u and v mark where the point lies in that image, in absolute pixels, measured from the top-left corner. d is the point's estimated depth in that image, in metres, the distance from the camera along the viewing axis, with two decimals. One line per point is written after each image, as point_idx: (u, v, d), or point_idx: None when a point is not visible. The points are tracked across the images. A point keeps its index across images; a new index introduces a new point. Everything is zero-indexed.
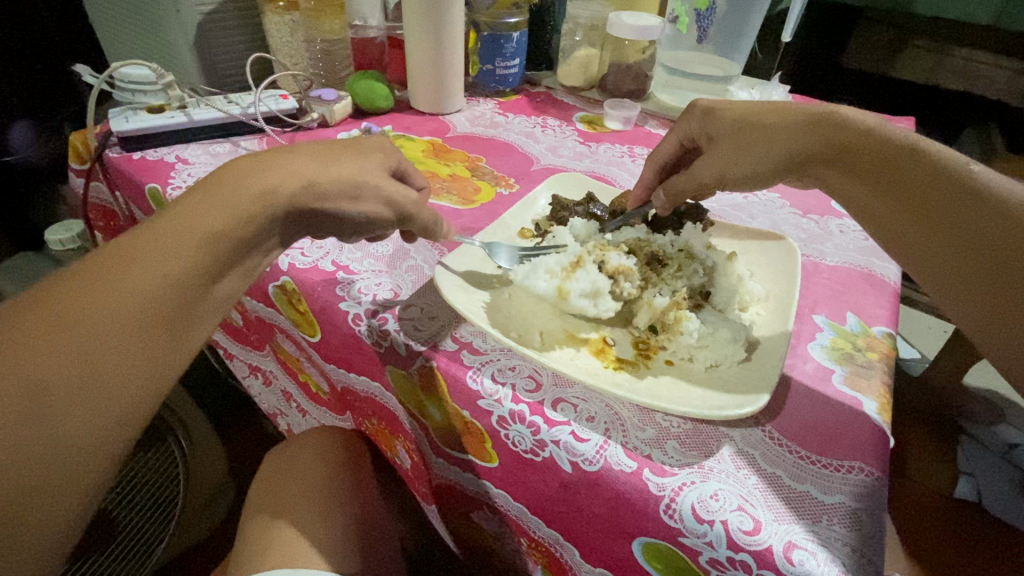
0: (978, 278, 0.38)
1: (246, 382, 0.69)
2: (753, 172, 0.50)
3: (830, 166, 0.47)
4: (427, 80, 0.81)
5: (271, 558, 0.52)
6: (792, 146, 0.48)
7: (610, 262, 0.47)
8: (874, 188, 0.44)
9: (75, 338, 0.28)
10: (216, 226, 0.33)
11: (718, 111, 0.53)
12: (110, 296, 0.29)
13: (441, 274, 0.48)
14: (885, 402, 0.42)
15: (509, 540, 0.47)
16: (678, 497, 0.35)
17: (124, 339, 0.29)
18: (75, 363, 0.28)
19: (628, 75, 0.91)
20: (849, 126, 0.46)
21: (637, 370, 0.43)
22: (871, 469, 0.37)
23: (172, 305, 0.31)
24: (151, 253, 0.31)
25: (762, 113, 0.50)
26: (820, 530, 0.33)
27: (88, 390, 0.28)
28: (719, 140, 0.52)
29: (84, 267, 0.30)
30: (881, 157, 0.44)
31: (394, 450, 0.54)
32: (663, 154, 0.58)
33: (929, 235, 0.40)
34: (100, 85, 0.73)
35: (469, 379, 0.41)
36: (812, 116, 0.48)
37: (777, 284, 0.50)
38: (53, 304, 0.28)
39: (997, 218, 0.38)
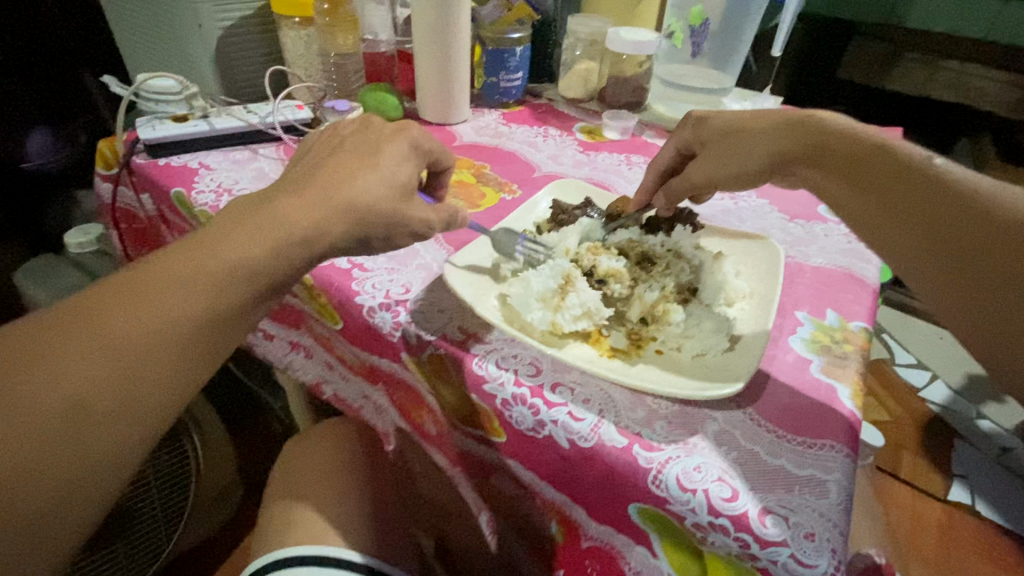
0: (937, 260, 0.41)
1: (287, 361, 0.65)
2: (737, 172, 0.55)
3: (808, 164, 0.51)
4: (435, 92, 0.86)
5: (294, 536, 0.57)
6: (774, 147, 0.52)
7: (601, 266, 0.51)
8: (848, 181, 0.48)
9: (117, 357, 0.34)
10: (245, 263, 0.38)
11: (710, 119, 0.58)
12: (143, 321, 0.35)
13: (450, 271, 0.52)
14: (858, 389, 0.46)
15: (527, 502, 0.50)
16: (664, 469, 0.38)
17: (153, 359, 0.35)
18: (117, 379, 0.34)
19: (626, 88, 0.95)
20: (827, 130, 0.50)
21: (629, 358, 0.47)
22: (841, 446, 0.40)
23: (198, 336, 0.37)
24: (177, 284, 0.36)
25: (747, 121, 0.55)
26: (792, 498, 0.37)
27: (122, 403, 0.34)
28: (710, 144, 0.57)
29: (128, 287, 0.36)
30: (853, 155, 0.48)
31: (420, 424, 0.56)
32: (662, 160, 0.62)
33: (895, 222, 0.44)
34: (127, 95, 0.77)
35: (475, 364, 0.46)
36: (792, 122, 0.52)
37: (760, 283, 0.54)
38: (96, 319, 0.34)
39: (955, 204, 0.41)
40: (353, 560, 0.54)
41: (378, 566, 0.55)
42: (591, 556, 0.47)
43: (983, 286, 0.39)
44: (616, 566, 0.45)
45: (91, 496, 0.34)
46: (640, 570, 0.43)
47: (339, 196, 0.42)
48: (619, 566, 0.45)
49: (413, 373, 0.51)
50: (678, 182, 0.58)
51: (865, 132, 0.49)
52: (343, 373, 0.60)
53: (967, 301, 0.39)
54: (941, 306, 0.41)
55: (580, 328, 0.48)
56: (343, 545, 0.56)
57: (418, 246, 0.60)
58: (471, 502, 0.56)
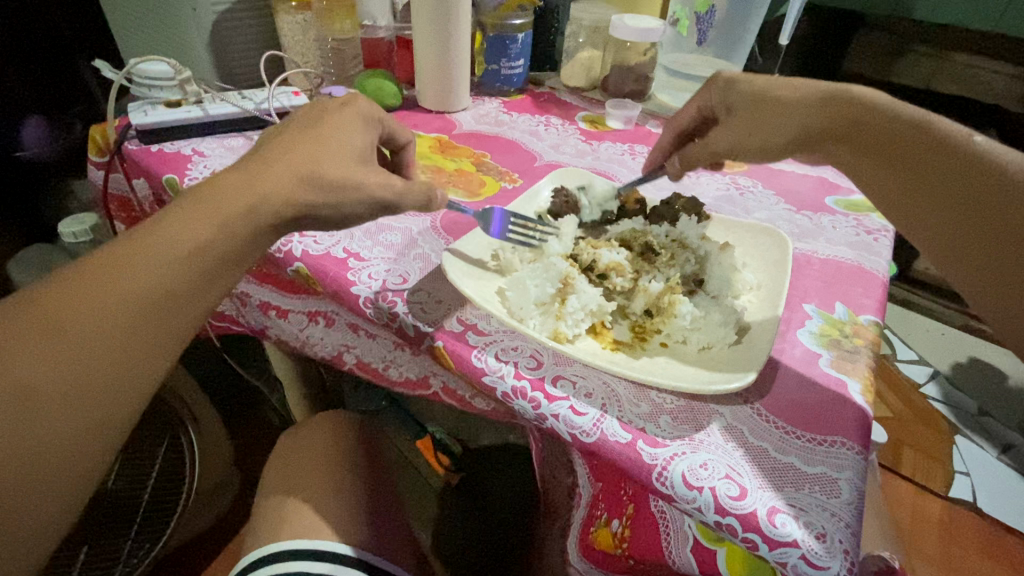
0: (980, 249, 0.41)
1: (305, 337, 0.59)
2: (764, 146, 0.52)
3: (842, 143, 0.49)
4: (435, 79, 0.84)
5: (285, 530, 0.56)
6: (807, 121, 0.49)
7: (602, 260, 0.50)
8: (884, 162, 0.46)
9: (64, 339, 0.34)
10: (194, 243, 0.37)
11: (738, 83, 0.54)
12: (93, 307, 0.34)
13: (449, 259, 0.50)
14: (869, 383, 0.45)
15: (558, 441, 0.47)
16: (669, 466, 0.37)
17: (104, 344, 0.34)
18: (67, 357, 0.33)
19: (630, 77, 0.93)
20: (863, 104, 0.48)
21: (633, 351, 0.46)
22: (852, 443, 0.39)
23: (149, 316, 0.36)
24: (131, 267, 0.36)
25: (781, 88, 0.51)
26: (802, 497, 0.35)
27: (72, 384, 0.33)
28: (734, 112, 0.54)
29: (75, 274, 0.36)
30: (891, 132, 0.46)
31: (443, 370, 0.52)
32: (680, 125, 0.61)
33: (935, 208, 0.43)
34: (118, 79, 0.75)
35: (473, 357, 0.44)
36: (827, 95, 0.49)
37: (767, 275, 0.53)
38: (48, 306, 0.34)
39: (997, 192, 0.41)
40: (345, 554, 0.53)
41: (370, 559, 0.54)
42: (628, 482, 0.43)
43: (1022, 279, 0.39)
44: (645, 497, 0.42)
45: (59, 496, 0.34)
46: (664, 511, 0.42)
47: (338, 187, 0.42)
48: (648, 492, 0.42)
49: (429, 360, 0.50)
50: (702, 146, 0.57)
51: (904, 107, 0.47)
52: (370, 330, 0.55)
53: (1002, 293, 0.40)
54: (967, 301, 0.41)
55: (582, 323, 0.46)
56: (333, 537, 0.55)
57: (416, 236, 0.58)
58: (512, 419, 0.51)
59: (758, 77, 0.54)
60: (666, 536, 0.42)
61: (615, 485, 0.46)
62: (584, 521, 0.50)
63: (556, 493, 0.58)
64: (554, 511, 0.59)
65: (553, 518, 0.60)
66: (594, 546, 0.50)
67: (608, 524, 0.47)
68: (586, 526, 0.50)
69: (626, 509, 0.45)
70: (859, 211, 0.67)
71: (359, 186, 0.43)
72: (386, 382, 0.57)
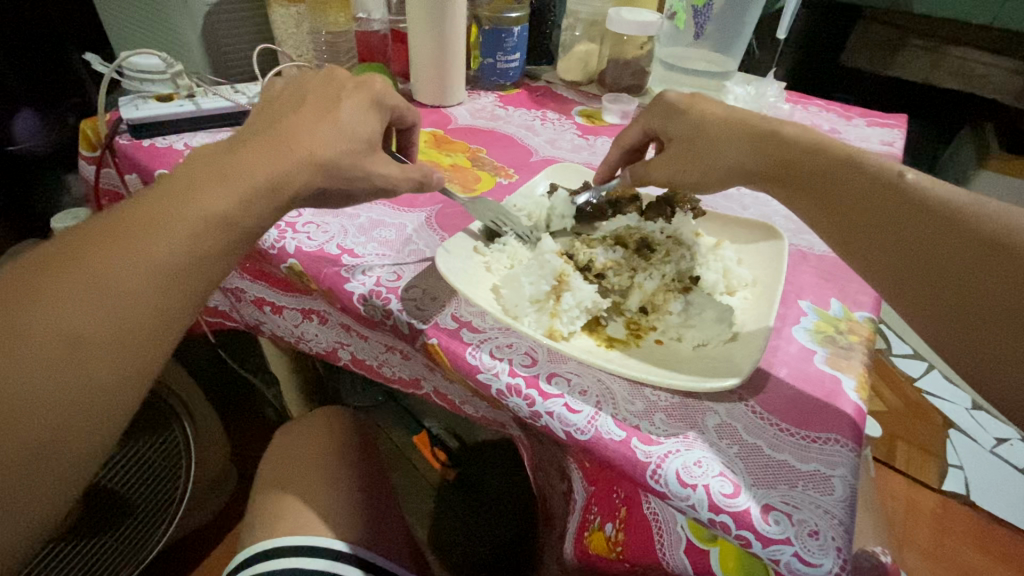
0: (903, 282, 0.40)
1: (300, 332, 0.59)
2: (701, 181, 0.53)
3: (773, 179, 0.49)
4: (430, 73, 0.83)
5: (283, 527, 0.56)
6: (738, 159, 0.50)
7: (598, 259, 0.50)
8: (819, 199, 0.46)
9: (114, 297, 0.33)
10: (226, 206, 0.37)
11: (678, 113, 0.55)
12: (139, 265, 0.34)
13: (444, 257, 0.50)
14: (864, 380, 0.45)
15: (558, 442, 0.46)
16: (664, 464, 0.37)
17: (153, 304, 0.34)
18: (109, 317, 0.33)
19: (626, 71, 0.93)
20: (794, 142, 0.48)
21: (627, 348, 0.46)
22: (846, 440, 0.39)
23: (177, 281, 0.35)
24: (171, 229, 0.35)
25: (713, 125, 0.52)
26: (795, 494, 0.35)
27: (119, 334, 0.33)
28: (676, 142, 0.55)
29: (111, 230, 0.35)
30: (819, 168, 0.46)
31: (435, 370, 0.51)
32: (628, 142, 0.60)
33: (872, 241, 0.42)
34: (109, 73, 0.74)
35: (468, 354, 0.44)
36: (758, 135, 0.50)
37: (764, 271, 0.52)
38: (94, 263, 0.33)
39: (918, 225, 0.40)
40: (343, 550, 0.53)
41: (369, 556, 0.54)
42: (620, 485, 0.44)
43: (968, 310, 0.37)
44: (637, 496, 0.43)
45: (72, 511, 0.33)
46: (657, 512, 0.42)
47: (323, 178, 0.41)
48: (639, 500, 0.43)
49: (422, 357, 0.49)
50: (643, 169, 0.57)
51: (833, 143, 0.48)
52: (362, 331, 0.55)
53: (948, 323, 0.38)
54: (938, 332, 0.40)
55: (577, 319, 0.46)
56: (333, 535, 0.55)
57: (410, 232, 0.58)
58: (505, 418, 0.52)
59: (695, 108, 0.54)
60: (659, 539, 0.42)
61: (609, 487, 0.46)
62: (579, 526, 0.50)
63: (553, 498, 0.59)
64: (552, 519, 0.61)
65: (553, 527, 0.61)
66: (589, 550, 0.49)
67: (602, 528, 0.47)
68: (582, 530, 0.50)
69: (620, 509, 0.46)
70: None
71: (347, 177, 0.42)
72: (379, 377, 0.58)
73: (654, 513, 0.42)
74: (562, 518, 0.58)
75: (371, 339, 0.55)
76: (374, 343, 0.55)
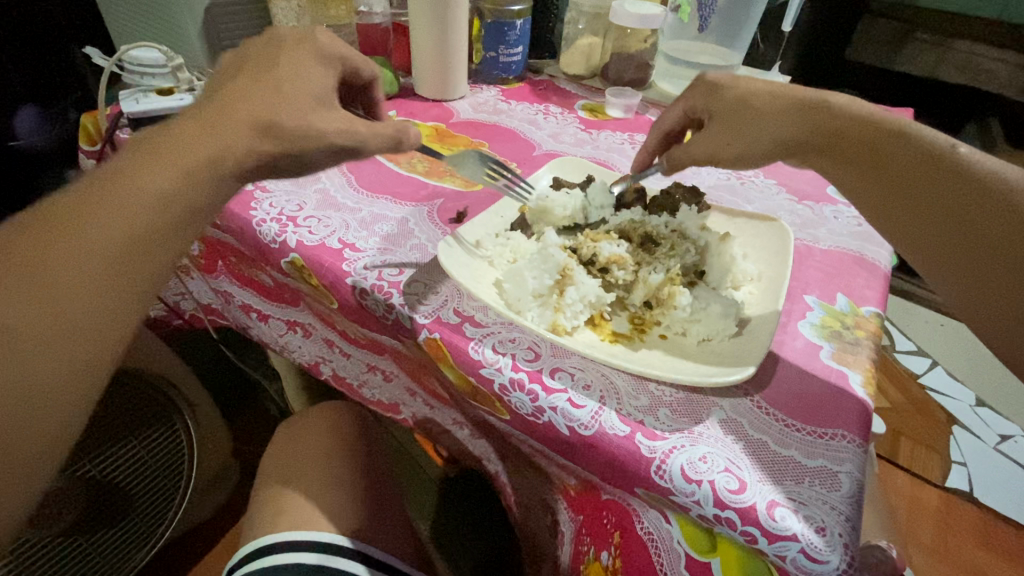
0: (967, 256, 0.40)
1: (284, 342, 0.63)
2: (742, 158, 0.50)
3: (821, 152, 0.47)
4: (432, 67, 0.82)
5: (283, 522, 0.55)
6: (785, 131, 0.48)
7: (603, 253, 0.49)
8: (867, 174, 0.45)
9: (53, 284, 0.33)
10: (161, 190, 0.36)
11: (723, 87, 0.52)
12: (78, 253, 0.34)
13: (445, 251, 0.49)
14: (871, 375, 0.44)
15: (542, 460, 0.48)
16: (668, 459, 0.37)
17: (94, 289, 0.34)
18: (56, 301, 0.33)
19: (630, 64, 0.92)
20: (842, 114, 0.47)
21: (632, 343, 0.45)
22: (853, 436, 0.39)
23: (118, 266, 0.35)
24: (106, 215, 0.35)
25: (759, 97, 0.50)
26: (802, 490, 0.35)
27: (63, 322, 0.33)
28: (716, 119, 0.51)
29: (52, 218, 0.35)
30: (870, 142, 0.45)
31: (428, 386, 0.54)
32: (666, 124, 0.58)
33: (924, 219, 0.42)
34: (109, 67, 0.73)
35: (470, 349, 0.43)
36: (805, 106, 0.48)
37: (769, 265, 0.52)
38: (35, 254, 0.33)
39: (985, 198, 0.40)
40: (344, 546, 0.53)
41: (371, 550, 0.53)
42: (609, 508, 0.45)
43: (1016, 288, 0.38)
44: (630, 523, 0.43)
45: None
46: (652, 531, 0.41)
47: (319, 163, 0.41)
48: (632, 520, 0.43)
49: (420, 355, 0.49)
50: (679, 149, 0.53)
51: (880, 115, 0.46)
52: (346, 350, 0.59)
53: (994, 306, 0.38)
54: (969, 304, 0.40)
55: (581, 314, 0.46)
56: (334, 531, 0.55)
57: (412, 226, 0.57)
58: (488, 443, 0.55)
59: (740, 81, 0.52)
60: (659, 560, 0.41)
61: (598, 514, 0.46)
62: (573, 558, 0.51)
63: (539, 534, 0.58)
64: (540, 562, 0.60)
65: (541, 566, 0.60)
66: None
67: (597, 557, 0.48)
68: (577, 559, 0.51)
69: (614, 538, 0.45)
70: None
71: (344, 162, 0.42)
72: (359, 396, 0.63)
73: (649, 534, 0.41)
74: (551, 562, 0.57)
75: (352, 359, 0.59)
76: (363, 357, 0.58)
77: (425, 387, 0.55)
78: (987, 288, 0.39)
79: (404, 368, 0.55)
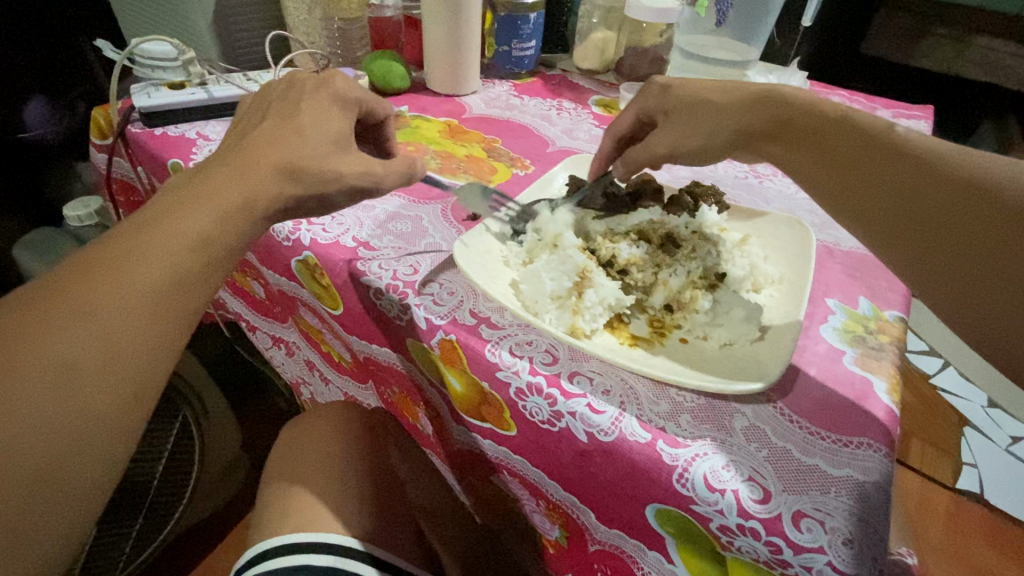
0: (912, 237, 0.39)
1: (269, 354, 0.72)
2: (702, 148, 0.52)
3: (773, 144, 0.48)
4: (445, 62, 0.81)
5: (293, 522, 0.55)
6: (737, 122, 0.49)
7: (621, 255, 0.48)
8: (835, 168, 0.44)
9: (99, 323, 0.32)
10: (209, 227, 0.36)
11: (673, 88, 0.54)
12: (123, 292, 0.33)
13: (463, 251, 0.49)
14: (896, 382, 0.43)
15: (527, 503, 0.50)
16: (691, 467, 0.36)
17: (143, 328, 0.33)
18: (97, 344, 0.31)
19: (645, 58, 0.91)
20: (788, 106, 0.48)
21: (651, 347, 0.44)
22: (879, 445, 0.38)
23: (167, 304, 0.34)
24: (153, 253, 0.34)
25: (708, 92, 0.51)
26: (827, 501, 0.34)
27: (110, 359, 0.32)
28: (676, 113, 0.53)
29: (97, 257, 0.33)
30: (816, 130, 0.46)
31: (415, 418, 0.57)
32: (619, 128, 0.58)
33: (890, 212, 0.41)
34: (121, 61, 0.73)
35: (488, 352, 0.43)
36: (755, 98, 0.50)
37: (790, 267, 0.51)
38: (80, 291, 0.32)
39: (932, 176, 0.40)
40: (355, 548, 0.53)
41: (381, 553, 0.54)
42: (600, 559, 0.47)
43: (971, 262, 0.37)
44: (626, 568, 0.45)
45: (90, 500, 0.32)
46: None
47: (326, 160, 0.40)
48: (630, 568, 0.45)
49: (421, 371, 0.50)
50: (637, 150, 0.55)
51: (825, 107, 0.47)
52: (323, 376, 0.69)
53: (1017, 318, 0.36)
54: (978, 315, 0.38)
55: (599, 317, 0.45)
56: (345, 532, 0.54)
57: (427, 224, 0.57)
58: (467, 495, 0.58)
59: (689, 79, 0.54)
60: None
61: (588, 560, 0.49)
62: None
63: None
64: None
65: None
66: None
67: None
68: None
69: None
70: None
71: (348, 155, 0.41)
72: None
73: None
74: None
75: (330, 386, 0.69)
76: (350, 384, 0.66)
77: (411, 418, 0.58)
78: (929, 269, 0.39)
79: (389, 396, 0.60)
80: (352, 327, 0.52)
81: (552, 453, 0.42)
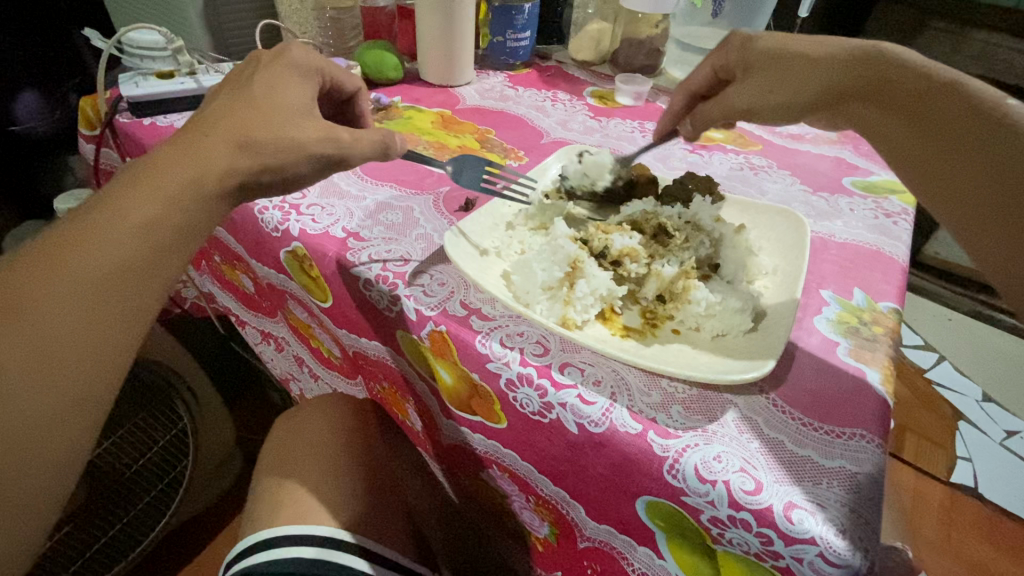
0: (996, 210, 0.39)
1: (259, 349, 0.71)
2: (779, 107, 0.52)
3: (862, 102, 0.48)
4: (439, 52, 0.80)
5: (282, 515, 0.55)
6: (826, 83, 0.49)
7: (615, 246, 0.47)
8: (909, 122, 0.45)
9: (39, 317, 0.32)
10: (152, 216, 0.36)
11: (756, 40, 0.53)
12: (63, 285, 0.33)
13: (455, 241, 0.48)
14: (889, 373, 0.43)
15: (518, 499, 0.49)
16: (682, 458, 0.36)
17: (84, 322, 0.33)
18: (38, 336, 0.32)
19: (640, 50, 0.89)
20: (889, 63, 0.46)
21: (643, 338, 0.44)
22: (872, 435, 0.37)
23: (109, 297, 0.34)
24: (94, 246, 0.34)
25: (801, 45, 0.50)
26: (819, 492, 0.34)
27: (47, 352, 0.32)
28: (751, 71, 0.53)
29: (41, 250, 0.33)
30: (912, 91, 0.45)
31: (405, 413, 0.57)
32: (695, 83, 0.60)
33: (952, 169, 0.42)
34: (109, 50, 0.71)
35: (478, 343, 0.42)
36: (850, 56, 0.48)
37: (785, 258, 0.50)
38: (19, 285, 0.32)
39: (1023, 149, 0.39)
40: (345, 540, 0.52)
41: (371, 545, 0.53)
42: (590, 555, 0.47)
43: None
44: (616, 565, 0.45)
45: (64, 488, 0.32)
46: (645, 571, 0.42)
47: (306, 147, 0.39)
48: (620, 565, 0.44)
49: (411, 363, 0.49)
50: (703, 110, 0.57)
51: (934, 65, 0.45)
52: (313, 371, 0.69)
53: None
54: None
55: (591, 308, 0.44)
56: (335, 524, 0.54)
57: (418, 215, 0.56)
58: (458, 489, 0.58)
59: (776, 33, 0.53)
60: None
61: (578, 556, 0.48)
62: None
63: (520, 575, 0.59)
64: None
65: None
66: None
67: None
68: None
69: None
70: (877, 193, 0.64)
71: (329, 143, 0.41)
72: None
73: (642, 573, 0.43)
74: None
75: (319, 381, 0.68)
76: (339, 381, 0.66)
77: (401, 414, 0.58)
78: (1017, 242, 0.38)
79: (379, 392, 0.59)
80: (341, 319, 0.52)
81: (542, 447, 0.42)
